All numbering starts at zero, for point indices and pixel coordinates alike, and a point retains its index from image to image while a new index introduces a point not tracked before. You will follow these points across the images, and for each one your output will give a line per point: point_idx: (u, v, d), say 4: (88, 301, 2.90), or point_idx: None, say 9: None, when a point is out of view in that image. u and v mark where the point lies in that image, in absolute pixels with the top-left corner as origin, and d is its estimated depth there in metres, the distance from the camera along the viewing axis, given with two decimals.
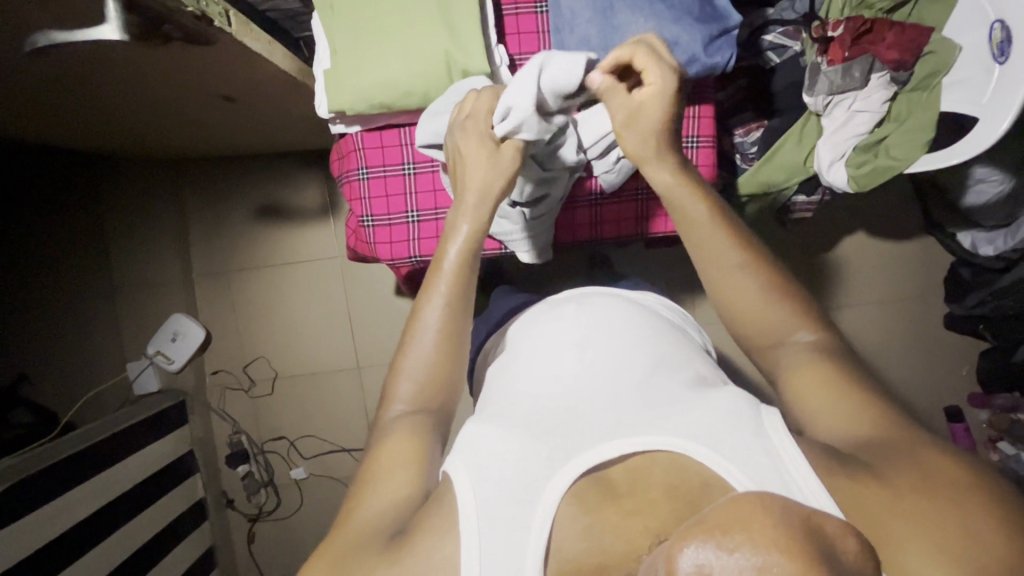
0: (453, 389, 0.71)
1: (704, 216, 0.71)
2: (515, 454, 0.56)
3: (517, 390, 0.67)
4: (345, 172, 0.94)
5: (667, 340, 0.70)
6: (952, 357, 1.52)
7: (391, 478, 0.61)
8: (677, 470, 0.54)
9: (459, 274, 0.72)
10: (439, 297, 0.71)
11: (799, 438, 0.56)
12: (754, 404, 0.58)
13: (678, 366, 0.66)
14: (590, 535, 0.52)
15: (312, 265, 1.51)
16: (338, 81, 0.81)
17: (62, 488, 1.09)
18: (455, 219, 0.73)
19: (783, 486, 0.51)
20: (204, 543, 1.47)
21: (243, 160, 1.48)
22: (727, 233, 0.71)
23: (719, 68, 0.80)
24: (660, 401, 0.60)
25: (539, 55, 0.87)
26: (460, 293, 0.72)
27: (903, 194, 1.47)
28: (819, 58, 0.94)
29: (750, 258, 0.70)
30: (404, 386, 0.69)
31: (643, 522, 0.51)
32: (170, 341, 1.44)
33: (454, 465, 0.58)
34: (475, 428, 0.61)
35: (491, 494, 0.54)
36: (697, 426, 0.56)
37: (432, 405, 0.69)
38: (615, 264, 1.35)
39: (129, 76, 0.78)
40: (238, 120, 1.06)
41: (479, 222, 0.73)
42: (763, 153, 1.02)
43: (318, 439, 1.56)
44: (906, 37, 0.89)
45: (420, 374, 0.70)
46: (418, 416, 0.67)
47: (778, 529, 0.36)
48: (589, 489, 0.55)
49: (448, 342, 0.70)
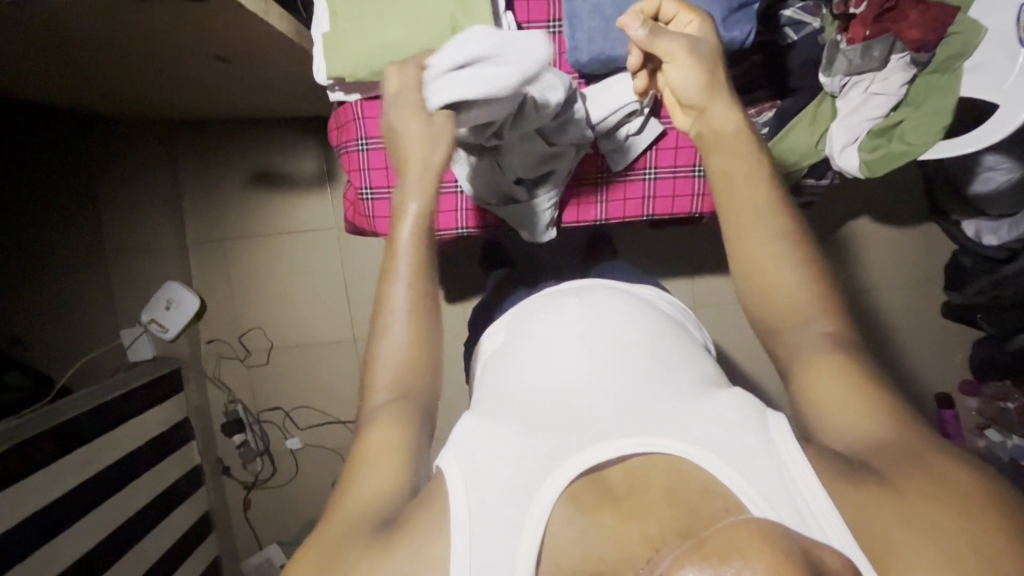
0: (432, 375, 0.66)
1: (745, 175, 0.69)
2: (511, 451, 0.56)
3: (517, 386, 0.66)
4: (344, 141, 0.91)
5: (671, 341, 0.70)
6: (946, 345, 1.53)
7: (374, 473, 0.59)
8: (679, 476, 0.53)
9: (416, 249, 0.67)
10: (400, 280, 0.66)
11: (808, 446, 0.55)
12: (760, 409, 0.58)
13: (680, 368, 0.65)
14: (585, 537, 0.51)
15: (308, 236, 1.49)
16: (338, 46, 0.77)
17: (57, 454, 1.09)
18: (401, 196, 0.67)
19: (789, 496, 0.51)
20: (201, 508, 1.49)
21: (238, 125, 1.43)
22: (756, 207, 0.68)
23: (737, 44, 0.77)
24: (663, 402, 0.59)
25: (548, 24, 0.84)
26: (422, 277, 0.67)
27: (911, 179, 1.44)
28: (839, 36, 0.90)
29: (771, 241, 0.67)
30: (381, 375, 0.65)
31: (640, 529, 0.50)
32: (164, 309, 1.43)
33: (448, 461, 0.57)
34: (472, 423, 0.61)
35: (486, 489, 0.54)
36: (700, 431, 0.55)
37: (413, 392, 0.65)
38: (616, 243, 1.34)
39: (117, 32, 0.74)
40: (232, 83, 1.02)
41: (431, 200, 0.68)
42: (775, 134, 0.98)
43: (314, 410, 1.56)
44: (931, 16, 0.85)
45: (397, 362, 0.65)
46: (397, 404, 0.63)
47: (774, 552, 0.38)
48: (587, 490, 0.54)
49: (419, 324, 0.66)
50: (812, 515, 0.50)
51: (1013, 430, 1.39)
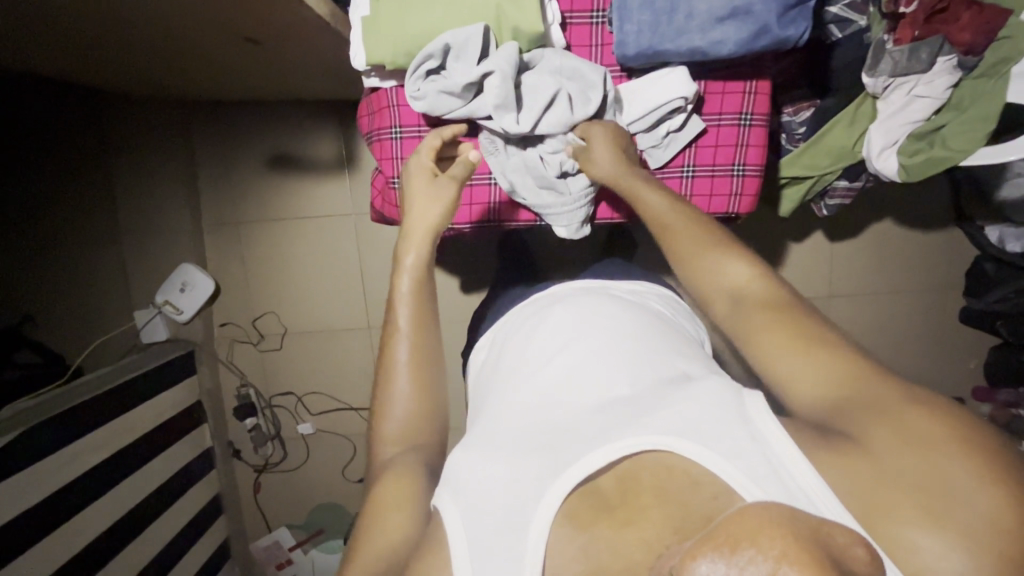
0: (437, 416, 0.71)
1: (663, 224, 0.74)
2: (503, 482, 0.56)
3: (505, 409, 0.66)
4: (377, 129, 0.89)
5: (654, 338, 0.69)
6: (962, 351, 1.53)
7: (388, 518, 0.61)
8: (667, 474, 0.52)
9: (417, 298, 0.75)
10: (403, 337, 0.73)
11: (784, 419, 0.56)
12: (738, 392, 0.57)
13: (657, 363, 0.65)
14: (588, 554, 0.50)
15: (325, 221, 1.47)
16: (378, 31, 0.75)
17: (71, 436, 1.08)
18: (401, 250, 0.77)
19: (780, 481, 0.50)
20: (211, 490, 1.50)
21: (256, 107, 1.41)
22: (701, 237, 0.71)
23: (790, 43, 0.74)
24: (645, 404, 0.59)
25: (592, 13, 0.81)
26: (420, 321, 0.74)
27: (938, 183, 1.43)
28: (885, 36, 0.87)
29: (723, 250, 0.70)
30: (388, 427, 0.69)
31: (639, 534, 0.48)
32: (178, 291, 1.42)
33: (445, 501, 0.57)
34: (462, 455, 0.61)
35: (483, 521, 0.54)
36: (676, 424, 0.54)
37: (420, 440, 0.69)
38: (638, 239, 1.32)
39: (150, 10, 0.72)
40: (258, 65, 1.00)
41: (424, 254, 0.77)
42: (812, 135, 0.98)
43: (326, 396, 1.56)
44: (984, 18, 0.81)
45: (402, 410, 0.70)
46: (409, 453, 0.68)
47: (788, 538, 0.36)
48: (580, 502, 0.53)
49: (419, 375, 0.72)
50: (815, 504, 0.49)
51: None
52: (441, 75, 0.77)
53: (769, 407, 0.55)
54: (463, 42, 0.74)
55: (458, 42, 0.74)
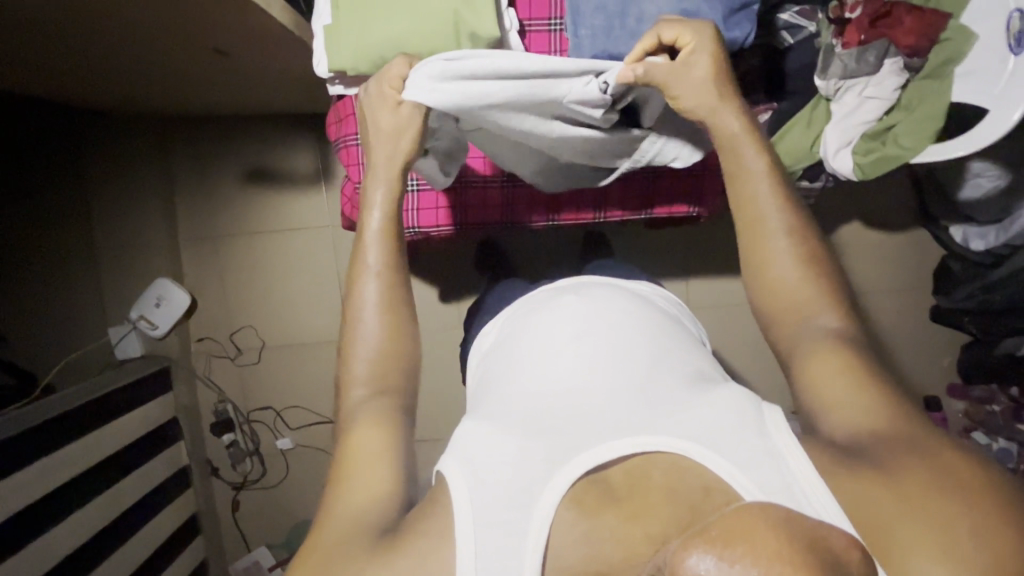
0: (410, 364, 0.68)
1: (761, 201, 0.69)
2: (511, 455, 0.55)
3: (512, 387, 0.65)
4: (343, 135, 0.91)
5: (665, 335, 0.68)
6: (935, 349, 1.55)
7: (364, 470, 0.58)
8: (678, 474, 0.52)
9: (387, 239, 0.70)
10: (372, 276, 0.69)
11: (806, 439, 0.55)
12: (755, 402, 0.57)
13: (674, 363, 0.64)
14: (591, 539, 0.51)
15: (304, 233, 1.47)
16: (341, 39, 0.78)
17: (41, 452, 1.05)
18: (368, 186, 0.72)
19: (787, 489, 0.50)
20: (188, 510, 1.46)
21: (236, 120, 1.42)
22: (760, 219, 0.69)
23: (737, 43, 0.78)
24: (658, 401, 0.58)
25: (550, 21, 0.85)
26: (391, 255, 0.70)
27: (901, 185, 1.47)
28: (834, 41, 0.94)
29: (779, 236, 0.68)
30: (357, 371, 0.66)
31: (644, 529, 0.49)
32: (154, 306, 1.41)
33: (451, 467, 0.56)
34: (472, 428, 0.60)
35: (487, 495, 0.53)
36: (697, 428, 0.55)
37: (391, 383, 0.66)
38: (612, 245, 1.34)
39: (116, 23, 0.73)
40: (228, 77, 1.01)
41: (394, 188, 0.72)
42: (771, 136, 0.99)
43: (306, 410, 1.54)
44: (924, 23, 0.88)
45: (372, 352, 0.66)
46: (381, 399, 0.64)
47: (781, 537, 0.36)
48: (587, 492, 0.54)
49: (392, 317, 0.68)
50: (811, 505, 0.49)
51: (1000, 432, 1.41)
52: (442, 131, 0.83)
53: (788, 419, 0.55)
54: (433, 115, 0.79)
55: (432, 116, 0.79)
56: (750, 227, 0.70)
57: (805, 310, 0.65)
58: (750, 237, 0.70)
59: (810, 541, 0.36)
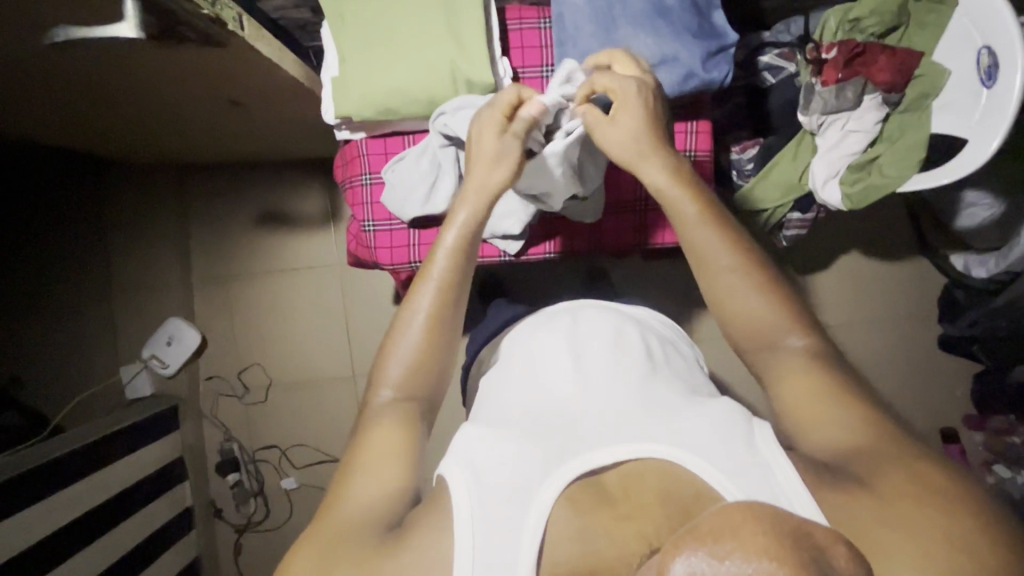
0: (439, 378, 0.67)
1: (711, 246, 0.69)
2: (510, 455, 0.56)
3: (507, 396, 0.66)
4: (349, 177, 0.96)
5: (658, 353, 0.70)
6: (949, 379, 1.51)
7: (380, 464, 0.58)
8: (671, 481, 0.53)
9: (457, 257, 0.69)
10: (432, 288, 0.68)
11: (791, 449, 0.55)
12: (746, 416, 0.58)
13: (670, 379, 0.65)
14: (584, 538, 0.51)
15: (312, 272, 1.52)
16: (345, 87, 0.83)
17: (46, 491, 1.06)
18: (455, 206, 0.72)
19: (769, 488, 0.51)
20: (189, 553, 1.43)
21: (249, 167, 1.50)
22: (717, 255, 0.69)
23: (717, 83, 0.84)
24: (651, 409, 0.59)
25: (542, 68, 0.90)
26: (451, 281, 0.68)
27: (895, 214, 1.49)
28: (813, 79, 0.97)
29: (738, 280, 0.68)
30: (390, 372, 0.65)
31: (637, 529, 0.50)
32: (165, 345, 1.45)
33: (449, 466, 0.56)
34: (469, 430, 0.60)
35: (486, 492, 0.53)
36: (692, 436, 0.55)
37: (419, 384, 0.65)
38: (612, 277, 1.37)
39: (140, 78, 0.79)
40: (243, 125, 1.08)
41: (479, 211, 0.71)
42: (759, 170, 1.05)
43: (311, 449, 1.54)
44: (897, 61, 0.92)
45: (408, 359, 0.66)
46: (405, 404, 0.64)
47: (769, 534, 0.36)
48: (582, 493, 0.54)
49: (435, 333, 0.67)
50: (792, 505, 0.51)
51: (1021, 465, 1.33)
52: (425, 200, 0.87)
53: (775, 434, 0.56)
54: (406, 192, 0.87)
55: (401, 191, 0.87)
56: (708, 245, 0.69)
57: (790, 328, 0.65)
58: (705, 262, 0.70)
59: (795, 534, 0.37)
